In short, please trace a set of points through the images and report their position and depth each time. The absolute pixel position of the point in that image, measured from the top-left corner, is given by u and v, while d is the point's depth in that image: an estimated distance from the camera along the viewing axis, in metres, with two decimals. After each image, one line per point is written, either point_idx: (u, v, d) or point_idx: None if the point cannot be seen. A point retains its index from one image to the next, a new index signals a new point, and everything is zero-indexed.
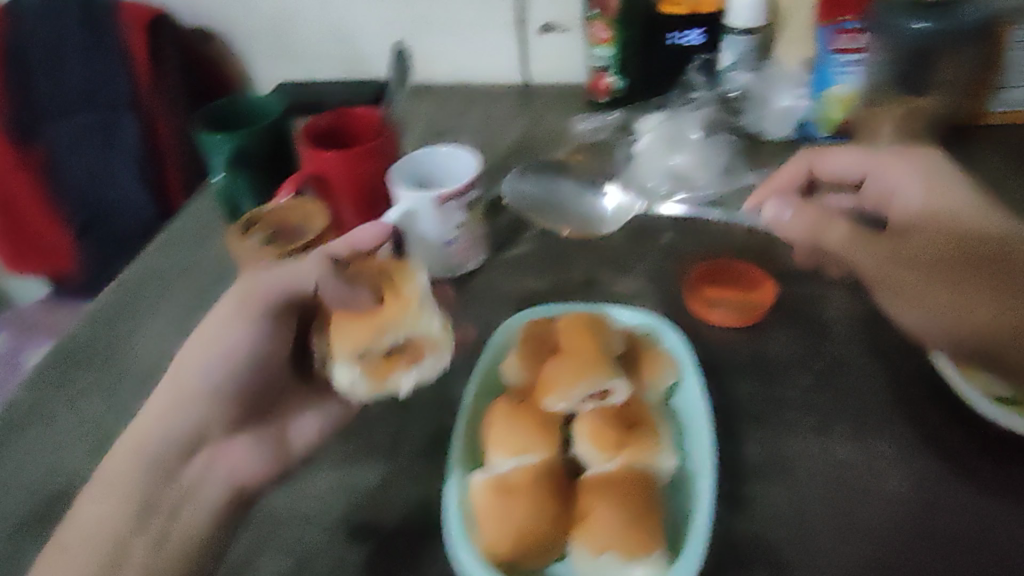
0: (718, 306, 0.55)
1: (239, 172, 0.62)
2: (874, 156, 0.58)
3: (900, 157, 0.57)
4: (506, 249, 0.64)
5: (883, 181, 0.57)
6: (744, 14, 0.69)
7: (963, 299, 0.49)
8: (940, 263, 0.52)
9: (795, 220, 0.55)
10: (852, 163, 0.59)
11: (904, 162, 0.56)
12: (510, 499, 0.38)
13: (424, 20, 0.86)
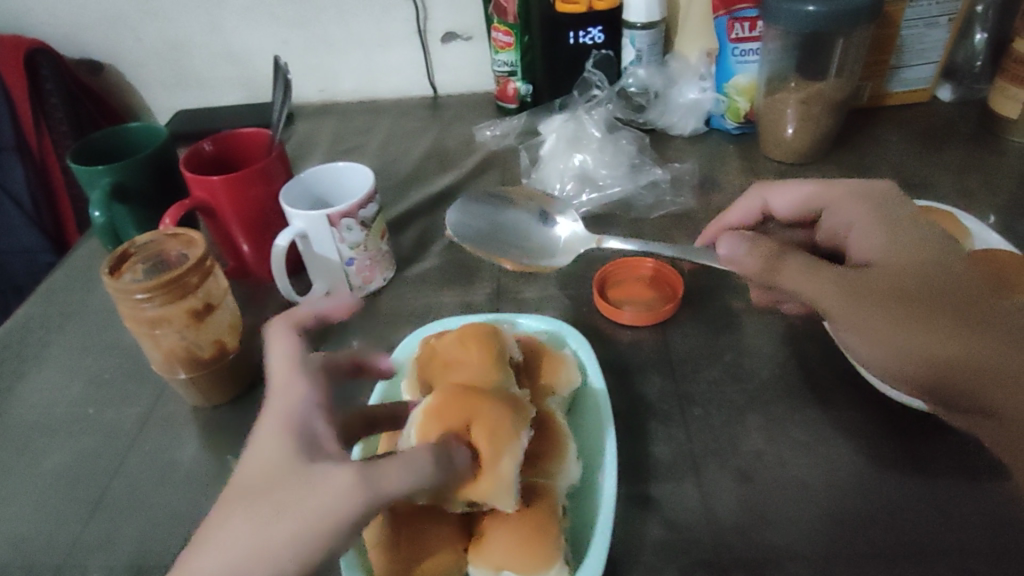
0: (627, 307, 0.54)
1: (117, 207, 0.57)
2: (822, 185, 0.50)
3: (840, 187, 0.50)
4: (408, 267, 0.62)
5: (832, 211, 0.49)
6: (639, 9, 0.69)
7: (944, 338, 0.39)
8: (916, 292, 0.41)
9: (749, 256, 0.45)
10: (795, 196, 0.52)
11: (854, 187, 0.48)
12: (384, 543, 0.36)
13: (325, 39, 0.85)
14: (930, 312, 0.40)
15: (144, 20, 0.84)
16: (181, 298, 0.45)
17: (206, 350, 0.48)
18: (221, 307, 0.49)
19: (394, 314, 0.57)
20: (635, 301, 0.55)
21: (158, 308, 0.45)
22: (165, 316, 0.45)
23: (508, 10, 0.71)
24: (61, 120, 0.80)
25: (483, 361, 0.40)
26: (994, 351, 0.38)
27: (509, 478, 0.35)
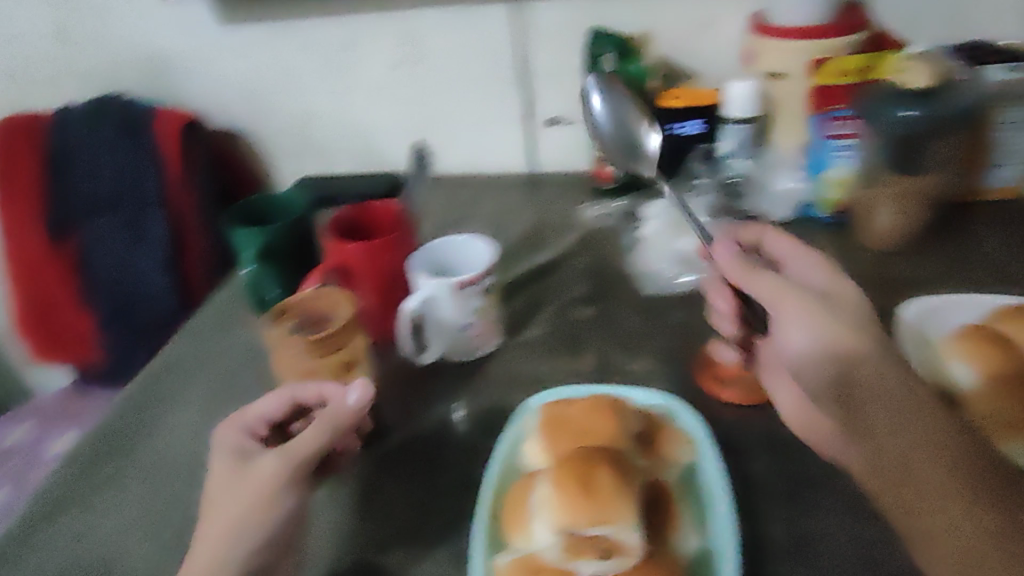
0: (731, 386, 0.56)
1: (267, 265, 0.65)
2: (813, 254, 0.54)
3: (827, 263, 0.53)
4: (518, 334, 0.66)
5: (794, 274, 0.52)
6: (738, 106, 0.74)
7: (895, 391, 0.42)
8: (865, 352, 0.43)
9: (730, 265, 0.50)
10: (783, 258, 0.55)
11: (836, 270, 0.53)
12: None
13: (437, 120, 0.94)
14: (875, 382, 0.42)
15: (281, 99, 0.95)
16: (334, 353, 0.52)
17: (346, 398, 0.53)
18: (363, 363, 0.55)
19: (507, 378, 0.61)
20: (738, 381, 0.57)
21: (315, 358, 0.51)
22: (321, 364, 0.51)
23: None
24: (202, 177, 0.90)
25: (615, 430, 0.44)
26: (891, 383, 0.41)
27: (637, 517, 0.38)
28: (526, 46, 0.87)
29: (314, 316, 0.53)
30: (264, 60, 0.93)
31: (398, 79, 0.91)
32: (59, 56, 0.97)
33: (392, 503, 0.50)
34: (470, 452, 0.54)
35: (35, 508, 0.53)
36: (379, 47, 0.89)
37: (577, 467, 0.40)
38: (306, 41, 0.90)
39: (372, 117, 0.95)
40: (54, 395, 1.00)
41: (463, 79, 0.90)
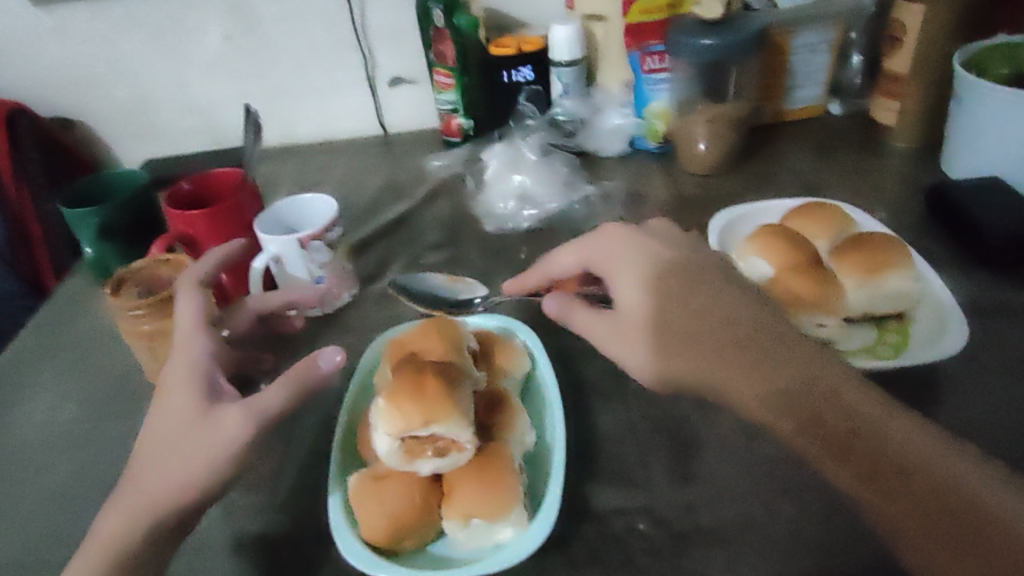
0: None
1: (105, 244, 0.64)
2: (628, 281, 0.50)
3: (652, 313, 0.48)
4: (376, 284, 0.69)
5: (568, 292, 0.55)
6: (563, 48, 0.78)
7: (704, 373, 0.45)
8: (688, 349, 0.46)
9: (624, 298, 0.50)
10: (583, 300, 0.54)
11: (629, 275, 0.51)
12: (406, 486, 0.43)
13: (283, 90, 0.94)
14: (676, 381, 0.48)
15: (112, 79, 0.92)
16: (173, 312, 0.52)
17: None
18: None
19: (367, 324, 0.64)
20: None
21: (152, 322, 0.52)
22: (159, 326, 0.52)
23: (448, 55, 0.81)
24: (37, 172, 0.88)
25: (447, 344, 0.48)
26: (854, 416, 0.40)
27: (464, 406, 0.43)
28: (360, 7, 0.87)
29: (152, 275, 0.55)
30: (83, 37, 0.89)
31: (234, 50, 0.90)
32: None
33: None
34: None
35: None
36: (214, 17, 0.88)
37: (403, 378, 0.44)
38: (129, 16, 0.87)
39: (217, 92, 0.94)
40: None
41: (302, 44, 0.90)
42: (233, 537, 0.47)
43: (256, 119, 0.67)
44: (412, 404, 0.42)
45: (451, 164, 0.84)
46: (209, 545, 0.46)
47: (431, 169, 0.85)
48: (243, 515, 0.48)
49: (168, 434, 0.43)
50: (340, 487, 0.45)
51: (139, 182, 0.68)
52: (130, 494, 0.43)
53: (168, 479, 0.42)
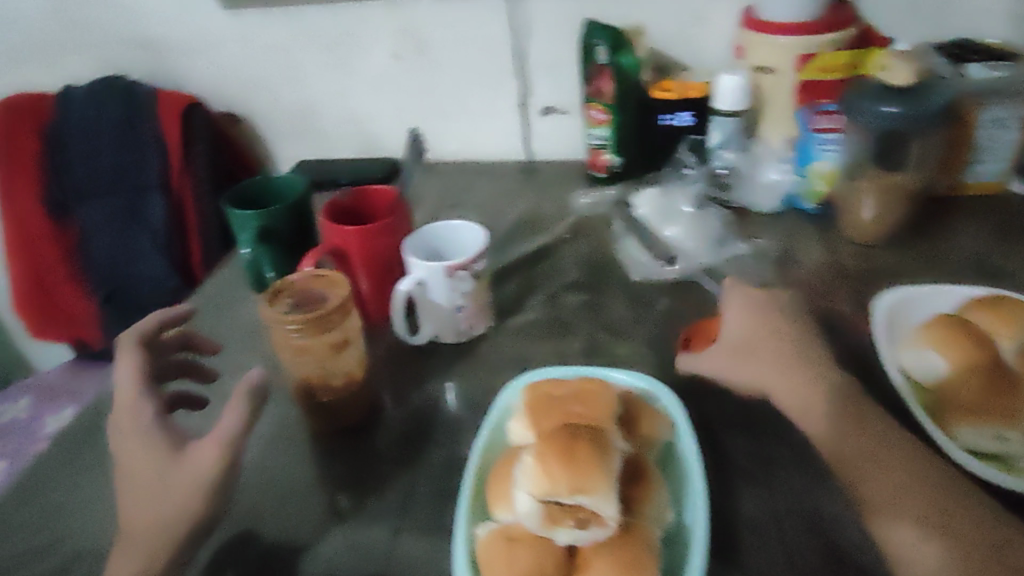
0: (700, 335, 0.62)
1: (262, 247, 0.67)
2: (757, 320, 0.58)
3: (747, 349, 0.57)
4: (511, 318, 0.68)
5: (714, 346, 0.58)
6: (728, 99, 0.75)
7: (766, 376, 0.55)
8: (761, 377, 0.55)
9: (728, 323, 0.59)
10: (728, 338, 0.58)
11: (761, 319, 0.58)
12: (540, 556, 0.40)
13: (438, 109, 0.96)
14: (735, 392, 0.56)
15: (282, 84, 0.98)
16: (324, 332, 0.53)
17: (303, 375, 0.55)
18: (354, 345, 0.56)
19: (498, 358, 0.64)
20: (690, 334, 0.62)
21: (305, 338, 0.53)
22: (310, 343, 0.53)
23: (603, 91, 0.80)
24: (199, 165, 0.93)
25: (602, 411, 0.46)
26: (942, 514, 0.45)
27: (611, 481, 0.41)
28: (525, 37, 0.89)
29: (309, 283, 0.56)
30: (263, 44, 0.95)
31: (399, 68, 0.94)
32: (70, 37, 1.00)
33: (375, 477, 0.53)
34: (455, 432, 0.56)
35: (31, 483, 0.55)
36: (385, 36, 0.92)
37: (560, 438, 0.43)
38: (307, 27, 0.93)
39: (377, 108, 0.98)
40: (56, 371, 1.07)
41: (462, 69, 0.92)
42: (352, 563, 0.47)
43: None
44: (563, 472, 0.41)
45: (596, 202, 0.84)
46: (327, 566, 0.47)
47: (574, 205, 0.85)
48: (364, 541, 0.48)
49: (208, 492, 0.51)
50: (468, 536, 0.44)
51: (301, 190, 0.71)
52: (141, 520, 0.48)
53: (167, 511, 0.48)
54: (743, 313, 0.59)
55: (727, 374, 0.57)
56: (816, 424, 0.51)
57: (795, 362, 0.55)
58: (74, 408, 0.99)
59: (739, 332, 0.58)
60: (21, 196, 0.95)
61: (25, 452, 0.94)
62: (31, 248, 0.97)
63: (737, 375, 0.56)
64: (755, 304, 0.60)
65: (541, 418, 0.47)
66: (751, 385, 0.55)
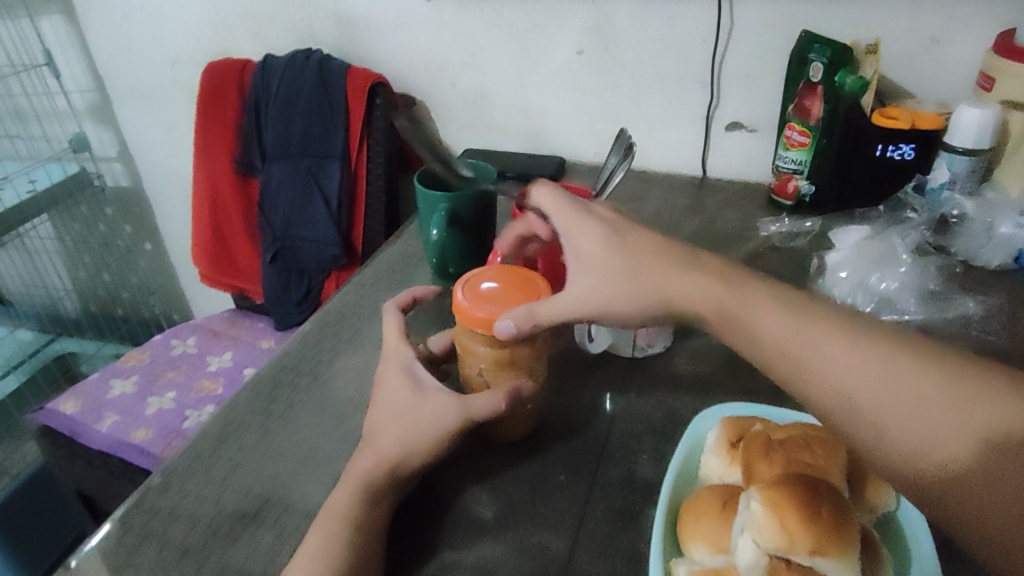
0: (482, 309, 0.47)
1: (450, 230, 0.67)
2: (614, 242, 0.48)
3: (618, 277, 0.47)
4: (688, 339, 0.64)
5: (557, 313, 0.46)
6: (965, 135, 0.68)
7: (755, 305, 0.42)
8: (728, 298, 0.43)
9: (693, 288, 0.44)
10: (563, 308, 0.46)
11: (650, 248, 0.47)
12: None
13: (615, 110, 0.93)
14: (663, 299, 0.45)
15: (462, 71, 0.98)
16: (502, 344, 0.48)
17: (467, 377, 0.52)
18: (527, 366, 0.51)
19: (676, 381, 0.59)
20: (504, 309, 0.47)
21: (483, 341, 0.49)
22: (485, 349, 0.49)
23: (812, 112, 0.77)
24: (379, 140, 0.98)
25: (834, 466, 0.41)
26: None
27: (853, 551, 0.36)
28: (723, 45, 0.83)
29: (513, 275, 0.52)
30: (452, 29, 0.95)
31: (582, 63, 0.91)
32: (272, 6, 1.04)
33: (551, 485, 0.50)
34: (632, 454, 0.52)
35: (214, 427, 0.56)
36: (574, 31, 0.89)
37: (794, 486, 0.38)
38: (497, 15, 0.92)
39: (552, 103, 0.96)
40: (216, 319, 1.17)
41: (648, 72, 0.89)
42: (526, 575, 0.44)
43: (630, 144, 0.66)
44: (800, 526, 0.36)
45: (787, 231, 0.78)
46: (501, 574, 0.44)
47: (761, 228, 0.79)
48: (539, 556, 0.45)
49: None
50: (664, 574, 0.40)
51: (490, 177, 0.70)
52: (371, 446, 0.49)
53: (395, 440, 0.49)
54: (602, 232, 0.48)
55: (578, 305, 0.47)
56: (824, 341, 0.39)
57: (717, 285, 0.44)
58: (234, 354, 1.08)
59: (592, 252, 0.48)
60: (220, 151, 1.06)
61: (192, 385, 1.01)
62: (220, 200, 1.09)
63: (686, 287, 0.45)
64: (575, 226, 0.50)
65: (760, 462, 0.42)
66: (698, 297, 0.44)
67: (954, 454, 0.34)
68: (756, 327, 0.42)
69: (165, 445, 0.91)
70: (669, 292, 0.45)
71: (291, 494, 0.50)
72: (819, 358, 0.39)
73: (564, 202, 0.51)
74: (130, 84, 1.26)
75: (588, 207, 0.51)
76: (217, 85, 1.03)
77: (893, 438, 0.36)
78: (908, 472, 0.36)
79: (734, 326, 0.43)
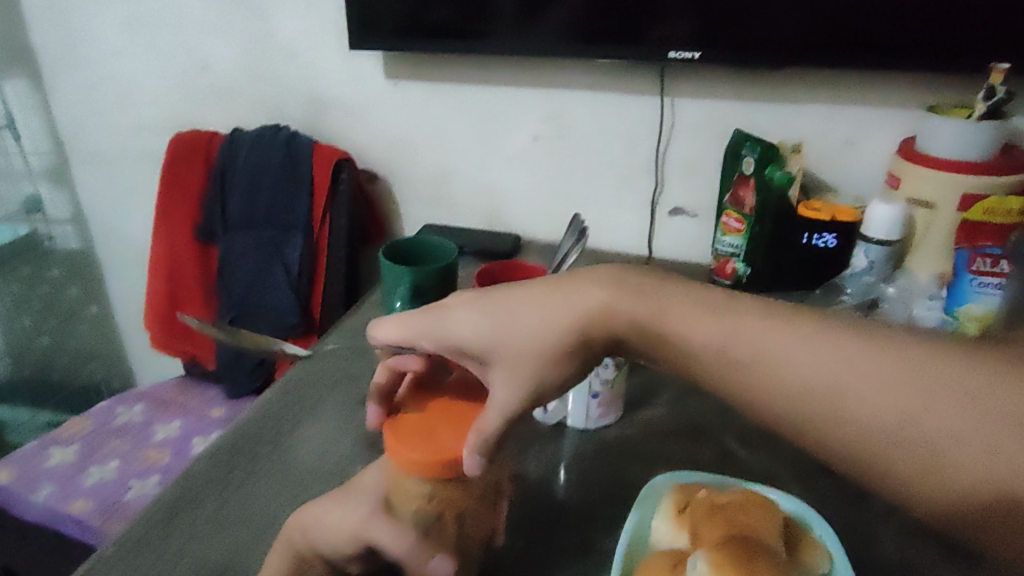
0: (411, 451, 0.43)
1: (413, 303, 0.71)
2: (501, 320, 0.44)
3: (530, 359, 0.44)
4: (640, 411, 0.67)
5: (491, 428, 0.44)
6: (880, 227, 0.76)
7: (759, 342, 0.39)
8: (734, 337, 0.39)
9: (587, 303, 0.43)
10: (493, 417, 0.44)
11: (565, 299, 0.43)
12: None
13: (568, 192, 1.00)
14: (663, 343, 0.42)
15: (426, 151, 1.03)
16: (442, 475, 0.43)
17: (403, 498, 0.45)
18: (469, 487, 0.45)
19: (628, 451, 0.63)
20: (445, 445, 0.44)
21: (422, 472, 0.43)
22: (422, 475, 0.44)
23: (745, 202, 0.82)
24: (342, 213, 1.00)
25: (774, 529, 0.45)
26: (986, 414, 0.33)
27: None
28: (665, 139, 0.92)
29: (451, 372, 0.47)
30: (417, 112, 1.01)
31: (540, 149, 0.98)
32: (244, 82, 1.09)
33: (511, 550, 0.52)
34: (587, 520, 0.55)
35: (173, 496, 0.56)
36: (532, 120, 0.96)
37: (740, 551, 0.42)
38: (460, 102, 0.98)
39: (510, 184, 1.02)
40: (163, 388, 1.15)
41: (599, 159, 0.96)
42: None
43: (583, 227, 0.72)
44: None
45: None
46: None
47: None
48: None
49: None
50: None
51: (454, 254, 0.74)
52: None
53: None
54: (475, 313, 0.45)
55: (503, 407, 0.44)
56: (843, 372, 0.36)
57: (613, 298, 0.43)
58: (183, 423, 1.06)
59: (481, 338, 0.44)
60: (181, 219, 1.07)
61: (137, 455, 0.99)
62: (177, 266, 1.09)
63: (696, 332, 0.41)
64: (450, 330, 0.45)
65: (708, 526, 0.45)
66: (587, 315, 0.43)
67: (1004, 461, 0.32)
68: (775, 369, 0.38)
69: (106, 517, 0.87)
70: (597, 330, 0.43)
71: (251, 562, 0.50)
72: (776, 363, 0.38)
73: (421, 316, 0.46)
74: (91, 148, 1.27)
75: (442, 306, 0.46)
76: (184, 155, 1.05)
77: (942, 456, 0.34)
78: (964, 489, 0.33)
79: (748, 371, 0.39)
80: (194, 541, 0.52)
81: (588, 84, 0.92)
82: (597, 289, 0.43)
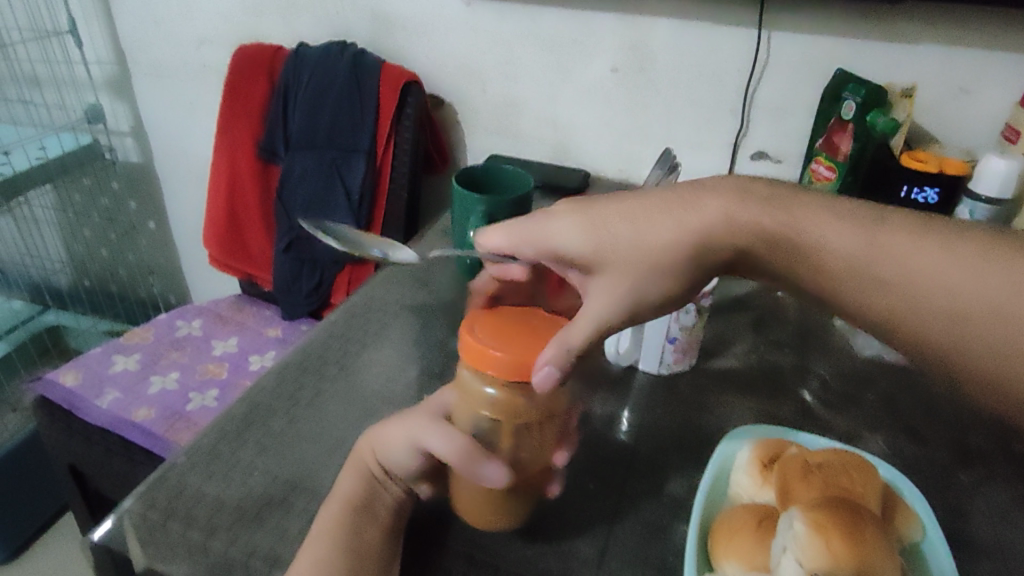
0: (497, 350, 0.40)
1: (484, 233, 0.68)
2: (600, 226, 0.42)
3: (632, 263, 0.42)
4: (713, 361, 0.65)
5: (575, 343, 0.41)
6: (991, 183, 0.69)
7: (908, 252, 0.37)
8: (881, 248, 0.38)
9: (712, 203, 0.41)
10: (579, 335, 0.42)
11: (679, 200, 0.41)
12: None
13: (642, 129, 0.94)
14: (794, 252, 0.39)
15: (495, 78, 0.99)
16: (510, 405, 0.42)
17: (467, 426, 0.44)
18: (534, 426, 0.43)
19: (702, 401, 0.60)
20: (524, 349, 0.41)
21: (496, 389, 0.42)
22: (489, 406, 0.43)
23: (840, 149, 0.79)
24: (407, 139, 0.97)
25: (871, 493, 0.43)
26: None
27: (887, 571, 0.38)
28: (757, 77, 0.85)
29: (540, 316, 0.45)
30: (488, 35, 0.96)
31: (615, 81, 0.92)
32: None
33: (580, 491, 0.51)
34: (660, 465, 0.53)
35: (242, 410, 0.56)
36: (610, 48, 0.91)
37: (839, 511, 0.39)
38: (534, 26, 0.93)
39: (581, 117, 0.97)
40: (221, 304, 1.16)
41: (680, 95, 0.90)
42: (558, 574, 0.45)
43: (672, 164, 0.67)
44: (844, 547, 0.37)
45: None
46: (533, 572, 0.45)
47: None
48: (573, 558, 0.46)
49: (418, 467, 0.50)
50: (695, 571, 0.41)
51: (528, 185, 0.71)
52: None
53: None
54: (576, 217, 0.43)
55: (596, 320, 0.42)
56: (997, 283, 0.35)
57: (737, 196, 0.41)
58: (240, 340, 1.07)
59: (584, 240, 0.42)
60: (242, 136, 1.05)
61: (196, 368, 1.01)
62: (238, 184, 1.08)
63: (841, 240, 0.38)
64: (555, 239, 0.44)
65: (799, 483, 0.43)
66: (708, 213, 0.40)
67: None
68: (917, 279, 0.37)
69: (168, 425, 0.89)
70: (706, 236, 0.40)
71: (321, 481, 0.50)
72: (919, 270, 0.37)
73: (523, 223, 0.46)
74: (152, 60, 1.25)
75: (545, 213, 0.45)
76: (247, 70, 1.03)
77: None
78: None
79: (880, 285, 0.38)
80: (264, 455, 0.52)
81: (675, 11, 0.85)
82: (712, 194, 0.41)
